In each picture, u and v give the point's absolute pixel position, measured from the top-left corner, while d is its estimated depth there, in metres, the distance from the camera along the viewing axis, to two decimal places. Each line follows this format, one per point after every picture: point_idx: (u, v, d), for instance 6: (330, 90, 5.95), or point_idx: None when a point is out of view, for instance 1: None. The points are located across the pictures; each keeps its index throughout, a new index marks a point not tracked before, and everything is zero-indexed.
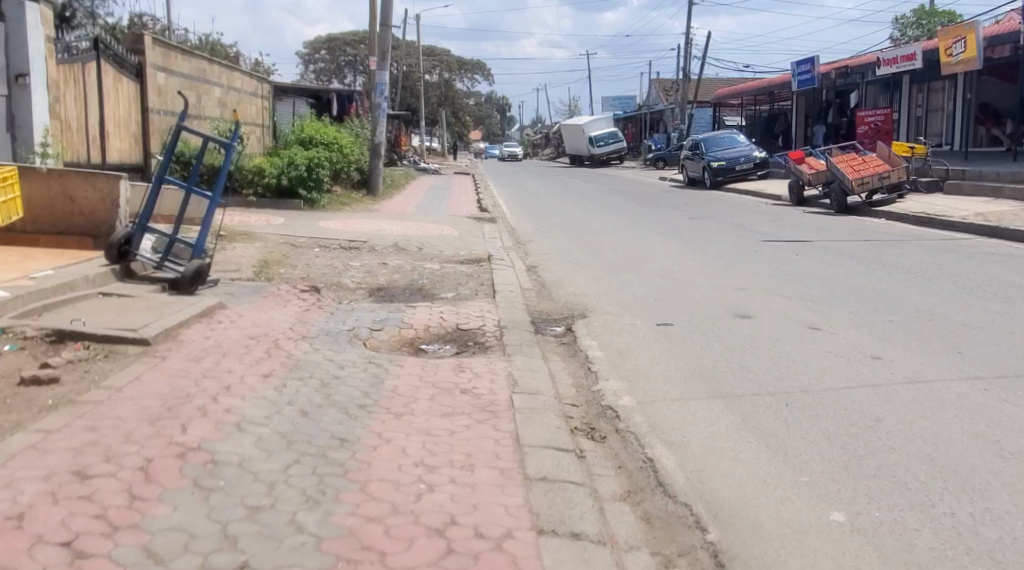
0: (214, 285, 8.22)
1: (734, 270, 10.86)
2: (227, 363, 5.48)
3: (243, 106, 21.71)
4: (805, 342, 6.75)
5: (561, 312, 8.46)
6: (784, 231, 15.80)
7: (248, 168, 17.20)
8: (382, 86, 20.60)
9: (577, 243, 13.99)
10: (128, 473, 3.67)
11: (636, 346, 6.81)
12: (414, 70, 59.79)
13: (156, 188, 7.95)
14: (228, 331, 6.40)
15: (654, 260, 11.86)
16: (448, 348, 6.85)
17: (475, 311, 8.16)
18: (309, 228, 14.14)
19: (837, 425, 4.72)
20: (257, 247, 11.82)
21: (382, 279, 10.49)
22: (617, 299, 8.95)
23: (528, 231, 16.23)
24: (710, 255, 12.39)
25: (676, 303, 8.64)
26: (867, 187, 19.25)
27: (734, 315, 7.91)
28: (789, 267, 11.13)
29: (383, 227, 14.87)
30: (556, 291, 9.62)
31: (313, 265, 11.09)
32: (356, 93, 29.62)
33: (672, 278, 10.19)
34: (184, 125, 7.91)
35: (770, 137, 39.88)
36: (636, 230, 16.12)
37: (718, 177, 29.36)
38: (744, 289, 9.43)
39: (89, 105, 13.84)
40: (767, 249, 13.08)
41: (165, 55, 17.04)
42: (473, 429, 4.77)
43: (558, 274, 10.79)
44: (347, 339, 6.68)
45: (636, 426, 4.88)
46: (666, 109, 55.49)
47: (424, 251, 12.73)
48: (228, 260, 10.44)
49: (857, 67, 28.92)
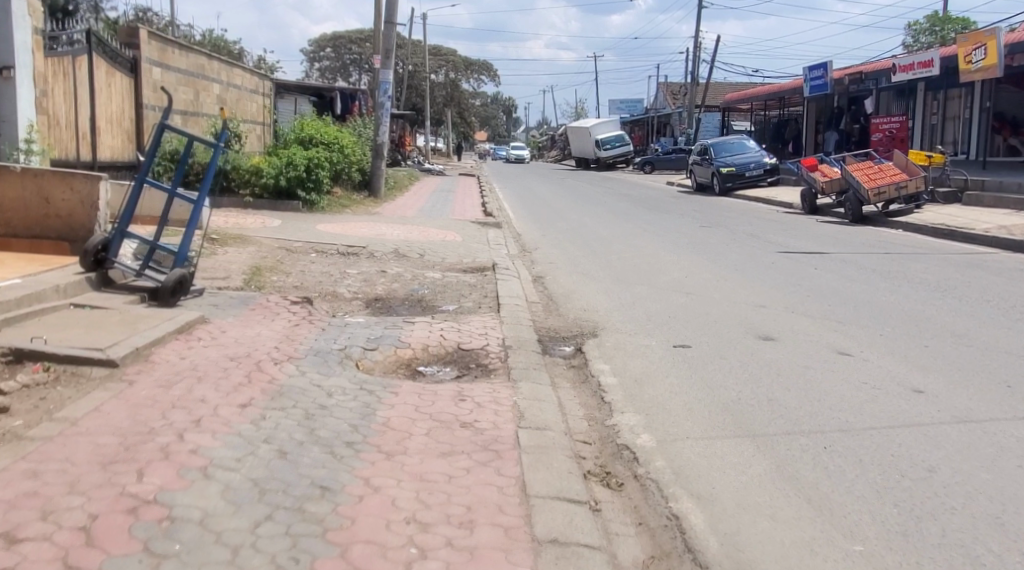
0: (199, 295, 7.69)
1: (752, 285, 10.29)
2: (201, 390, 4.94)
3: (242, 103, 21.21)
4: (837, 371, 6.18)
5: (570, 329, 7.91)
6: (799, 242, 15.23)
7: (244, 167, 16.75)
8: (386, 85, 20.06)
9: (585, 252, 13.43)
10: (65, 535, 3.13)
11: (652, 372, 6.25)
12: (420, 70, 59.25)
13: (136, 191, 7.38)
14: (207, 351, 5.86)
15: (667, 272, 11.30)
16: (448, 371, 6.30)
17: (478, 327, 7.60)
18: (307, 232, 13.61)
19: (886, 476, 4.15)
20: (250, 252, 11.28)
21: (380, 289, 9.94)
22: (629, 316, 8.39)
23: (533, 237, 15.70)
24: (725, 267, 11.83)
25: (692, 322, 8.08)
26: (884, 197, 18.69)
27: (758, 337, 7.35)
28: (810, 281, 10.55)
29: (384, 232, 14.34)
30: (564, 305, 9.07)
31: (308, 273, 10.55)
32: (360, 92, 29.09)
33: (687, 294, 9.63)
34: (167, 124, 7.34)
35: (779, 143, 39.31)
36: (646, 238, 15.56)
37: (727, 183, 28.79)
38: (764, 306, 8.87)
39: (80, 101, 13.35)
40: (785, 261, 12.50)
41: (162, 50, 16.54)
42: (473, 474, 4.22)
43: (565, 286, 10.24)
44: (338, 360, 6.13)
45: (657, 472, 4.30)
46: (673, 112, 54.93)
47: (425, 259, 12.19)
48: (218, 266, 9.91)
49: (872, 73, 28.33)
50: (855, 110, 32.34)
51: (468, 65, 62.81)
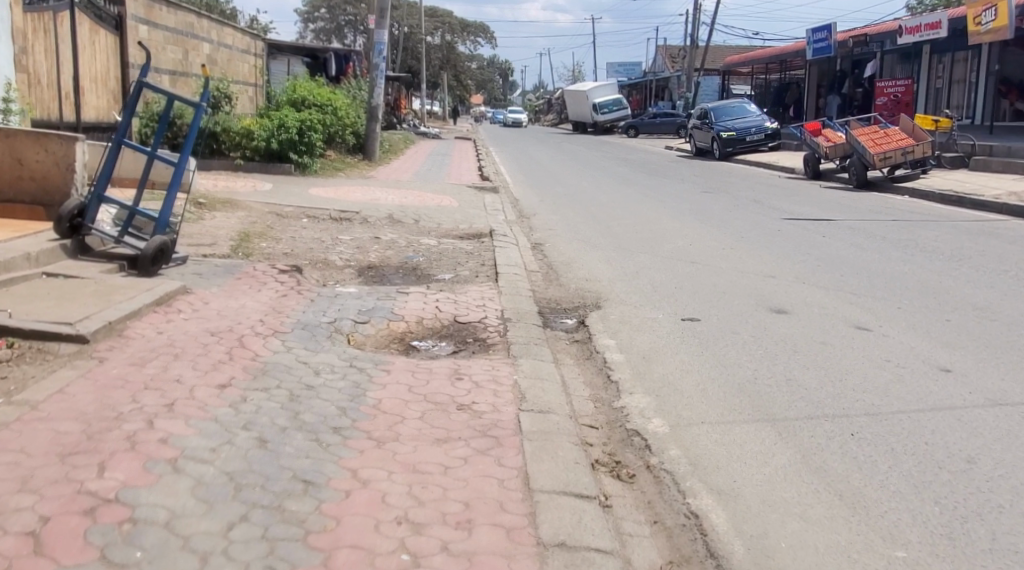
0: (181, 263, 7.28)
1: (759, 253, 9.91)
2: (178, 369, 4.57)
3: (233, 64, 20.61)
4: (856, 348, 5.83)
5: (572, 301, 7.53)
6: (805, 208, 14.81)
7: (235, 130, 16.13)
8: (381, 45, 19.46)
9: (585, 218, 13.02)
10: (12, 543, 2.78)
11: (660, 348, 5.89)
12: (415, 31, 58.26)
13: (113, 152, 6.91)
14: (187, 325, 5.47)
15: (671, 239, 10.90)
16: (444, 347, 5.93)
17: (476, 298, 7.22)
18: (298, 196, 13.16)
19: (922, 468, 3.81)
20: (239, 218, 10.85)
21: (373, 256, 9.54)
22: (633, 287, 8.01)
23: (532, 203, 15.28)
24: (730, 235, 11.45)
25: (700, 293, 7.70)
26: (890, 161, 18.22)
27: (769, 310, 6.99)
28: (819, 250, 10.17)
29: (378, 196, 13.90)
30: (565, 275, 8.68)
31: (299, 239, 10.13)
32: (355, 53, 28.38)
33: (694, 263, 9.25)
34: (146, 82, 6.85)
35: (781, 107, 38.68)
36: (648, 204, 15.14)
37: (728, 148, 28.29)
38: (774, 276, 8.50)
39: (63, 59, 12.81)
40: (791, 229, 12.12)
41: (149, 7, 15.94)
42: (471, 464, 3.86)
43: (566, 254, 9.85)
44: (327, 335, 5.75)
45: (672, 462, 3.95)
46: (672, 76, 54.17)
47: (420, 225, 11.77)
48: (204, 232, 9.49)
49: (877, 36, 27.71)
50: (858, 73, 31.72)
51: (465, 27, 61.74)
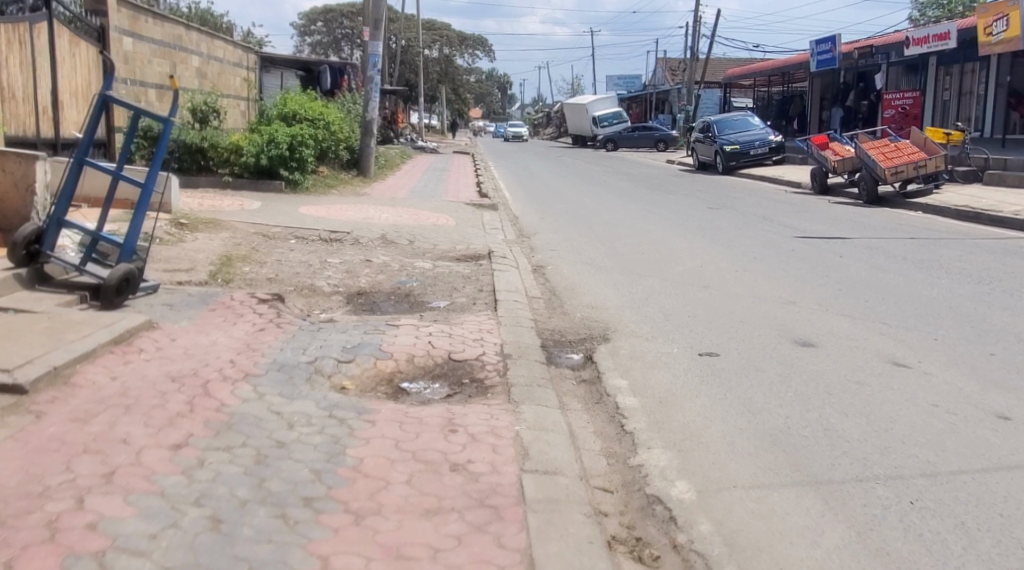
0: (150, 293, 6.67)
1: (774, 276, 9.32)
2: (126, 425, 3.95)
3: (224, 77, 20.08)
4: (897, 389, 5.22)
5: (577, 332, 6.93)
6: (816, 225, 14.22)
7: (223, 145, 15.58)
8: (375, 58, 18.93)
9: (588, 238, 12.44)
10: None
11: (679, 390, 5.27)
12: (413, 44, 57.93)
13: (74, 172, 6.32)
14: (146, 368, 4.86)
15: (681, 261, 10.32)
16: (437, 389, 5.34)
17: (472, 330, 6.61)
18: (288, 215, 12.59)
19: (1004, 552, 3.21)
20: (222, 239, 10.26)
21: (363, 281, 8.95)
22: (645, 316, 7.40)
23: (532, 220, 14.72)
24: (742, 256, 10.86)
25: (717, 322, 7.10)
26: (901, 176, 17.67)
27: (795, 342, 6.39)
28: (838, 272, 9.57)
29: (371, 215, 13.33)
30: (569, 302, 8.08)
31: (285, 262, 9.54)
32: (350, 66, 27.92)
33: (707, 287, 8.66)
34: (109, 95, 6.24)
35: (784, 120, 38.19)
36: (654, 222, 14.56)
37: (731, 162, 27.76)
38: (793, 303, 7.91)
39: (41, 72, 12.26)
40: (805, 248, 11.53)
41: (133, 18, 15.45)
42: (465, 545, 3.25)
43: (569, 278, 9.26)
44: (306, 378, 5.13)
45: (703, 542, 3.36)
46: (672, 88, 53.82)
47: (415, 245, 11.19)
48: (182, 256, 8.89)
49: (883, 47, 27.24)
50: (863, 85, 31.26)
51: (462, 40, 61.39)
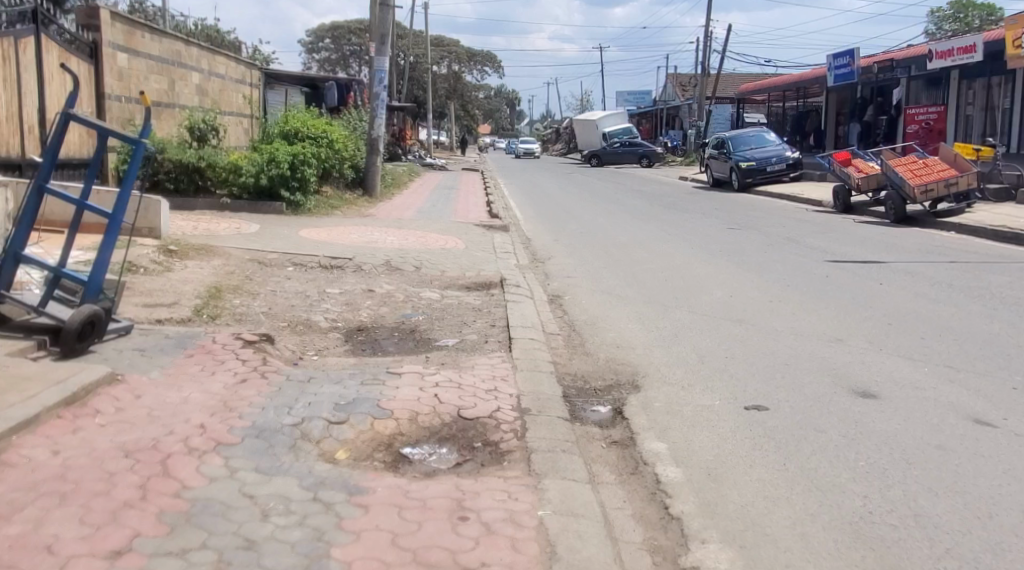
0: (120, 335, 5.93)
1: (813, 307, 8.50)
2: (55, 525, 3.19)
3: (225, 94, 19.47)
4: (990, 457, 4.40)
5: (603, 379, 6.13)
6: (847, 248, 13.38)
7: (221, 164, 14.89)
8: (381, 73, 18.28)
9: (606, 262, 11.68)
10: None
11: (728, 457, 4.46)
12: (421, 61, 57.44)
13: (33, 200, 5.58)
14: (97, 437, 4.09)
15: (709, 289, 9.53)
16: (445, 457, 4.56)
17: (484, 378, 5.81)
18: (287, 240, 11.87)
19: None
20: (214, 268, 9.52)
21: (365, 315, 8.19)
22: (677, 357, 6.61)
23: (546, 243, 13.94)
24: (773, 283, 10.05)
25: (760, 365, 6.30)
26: (931, 195, 16.76)
27: (854, 391, 5.57)
28: (882, 302, 8.75)
29: (376, 238, 12.60)
30: (591, 339, 7.29)
31: (280, 294, 8.80)
32: (355, 82, 27.32)
33: (740, 321, 7.87)
34: (73, 113, 5.50)
35: (799, 135, 37.41)
36: (673, 244, 13.77)
37: (747, 179, 26.97)
38: (841, 339, 7.09)
39: (26, 90, 11.59)
40: (840, 273, 10.71)
41: (129, 33, 14.82)
42: None
43: (589, 310, 8.48)
44: (290, 446, 4.33)
45: None
46: (684, 104, 53.14)
47: (422, 272, 10.43)
48: (168, 288, 8.15)
49: (904, 60, 26.41)
50: (881, 100, 30.51)
51: (471, 56, 60.96)
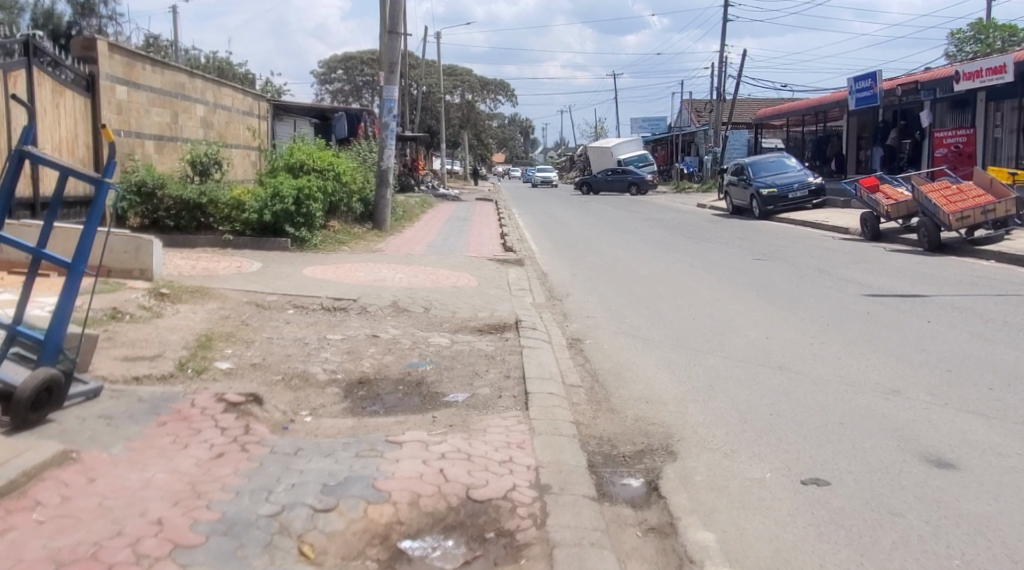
0: (86, 399, 5.27)
1: (857, 351, 7.72)
2: None
3: (231, 126, 18.98)
4: None
5: (635, 444, 5.37)
6: (882, 280, 12.58)
7: (224, 201, 14.43)
8: (391, 103, 17.74)
9: (628, 300, 10.95)
10: None
11: (792, 554, 3.71)
12: (434, 91, 57.20)
13: None
14: (30, 541, 3.40)
15: (742, 330, 8.78)
16: (452, 553, 3.82)
17: (499, 446, 5.06)
18: (289, 279, 11.23)
19: None
20: (208, 313, 8.88)
21: (367, 365, 7.49)
22: (717, 416, 5.84)
23: (563, 279, 13.23)
24: (810, 322, 9.28)
25: (813, 425, 5.52)
26: (967, 223, 15.98)
27: (927, 459, 4.80)
28: (933, 343, 7.97)
29: (384, 276, 11.95)
30: (617, 393, 6.54)
31: (277, 341, 8.13)
32: (366, 112, 26.87)
33: (781, 369, 7.10)
34: (28, 149, 4.88)
35: (820, 160, 36.68)
36: (696, 278, 13.02)
37: (768, 206, 26.24)
38: (897, 391, 6.31)
39: (16, 126, 11.07)
40: (881, 310, 9.92)
41: (129, 65, 14.33)
42: None
43: (612, 357, 7.74)
44: (264, 545, 3.60)
45: None
46: (699, 130, 52.59)
47: (431, 313, 9.75)
48: (154, 337, 7.50)
49: (929, 83, 25.69)
50: (904, 123, 29.77)
51: (483, 85, 60.89)
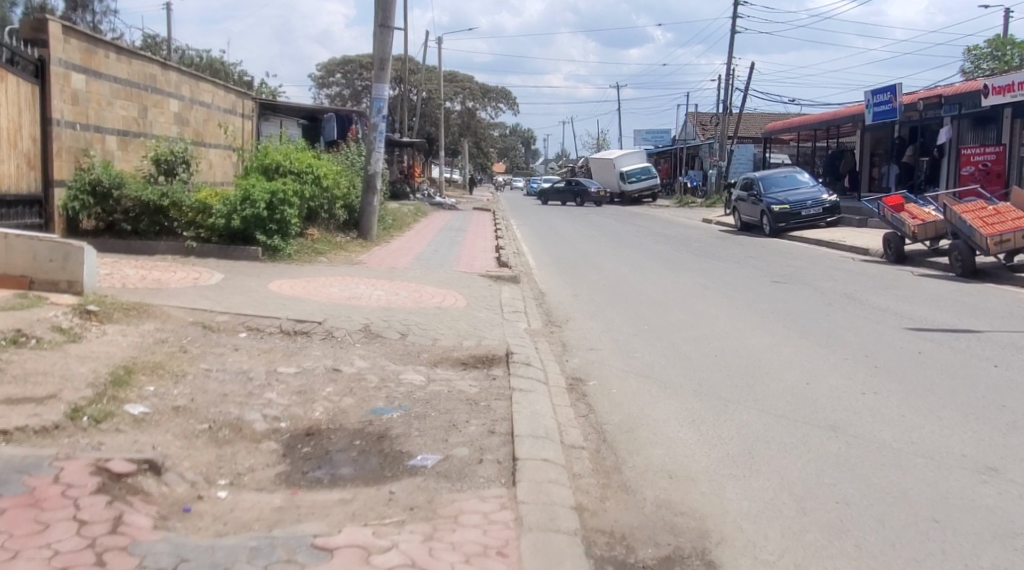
0: None
1: (922, 405, 6.30)
2: None
3: (208, 123, 17.54)
4: None
5: (660, 548, 3.91)
6: (923, 310, 11.15)
7: (188, 204, 13.05)
8: (380, 102, 16.35)
9: (636, 329, 9.50)
10: None
11: None
12: (435, 97, 55.90)
13: None
14: None
15: (775, 373, 7.33)
16: None
17: (471, 554, 3.61)
18: (251, 295, 9.77)
19: None
20: (140, 336, 7.40)
21: (320, 412, 6.02)
22: (766, 503, 4.40)
23: (562, 300, 11.76)
24: (853, 362, 7.83)
25: (900, 524, 4.10)
26: (1006, 246, 14.52)
27: None
28: (1013, 396, 6.56)
29: (361, 293, 10.51)
30: (630, 461, 5.11)
31: (215, 375, 6.66)
32: (358, 113, 25.52)
33: (834, 430, 5.67)
34: None
35: (831, 177, 35.30)
36: (712, 302, 11.57)
37: (779, 224, 24.84)
38: (993, 468, 4.90)
39: None
40: (933, 348, 8.51)
41: (89, 51, 12.85)
42: None
43: (623, 406, 6.31)
44: None
45: None
46: (704, 143, 51.30)
47: (408, 341, 8.29)
48: (57, 368, 6.01)
49: (954, 98, 24.24)
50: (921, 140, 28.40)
51: (485, 92, 59.59)
